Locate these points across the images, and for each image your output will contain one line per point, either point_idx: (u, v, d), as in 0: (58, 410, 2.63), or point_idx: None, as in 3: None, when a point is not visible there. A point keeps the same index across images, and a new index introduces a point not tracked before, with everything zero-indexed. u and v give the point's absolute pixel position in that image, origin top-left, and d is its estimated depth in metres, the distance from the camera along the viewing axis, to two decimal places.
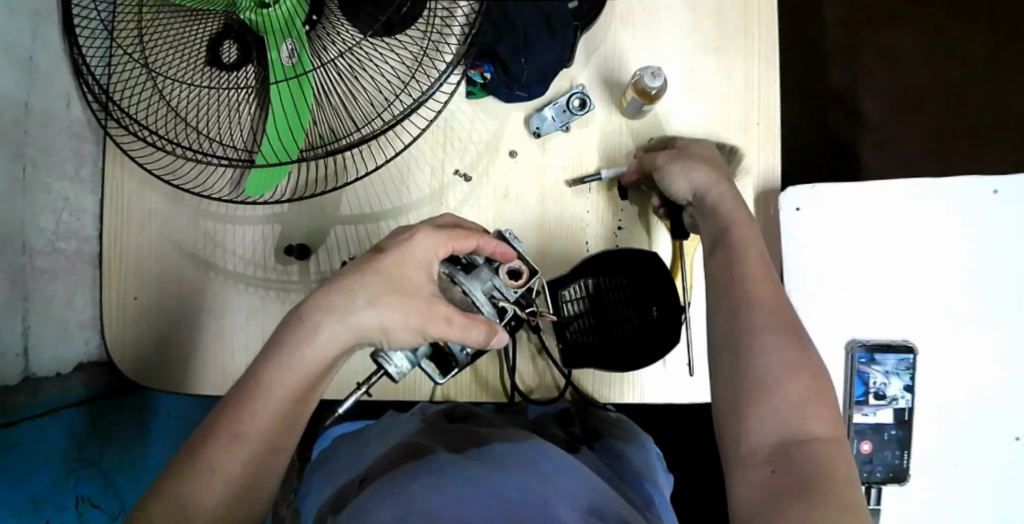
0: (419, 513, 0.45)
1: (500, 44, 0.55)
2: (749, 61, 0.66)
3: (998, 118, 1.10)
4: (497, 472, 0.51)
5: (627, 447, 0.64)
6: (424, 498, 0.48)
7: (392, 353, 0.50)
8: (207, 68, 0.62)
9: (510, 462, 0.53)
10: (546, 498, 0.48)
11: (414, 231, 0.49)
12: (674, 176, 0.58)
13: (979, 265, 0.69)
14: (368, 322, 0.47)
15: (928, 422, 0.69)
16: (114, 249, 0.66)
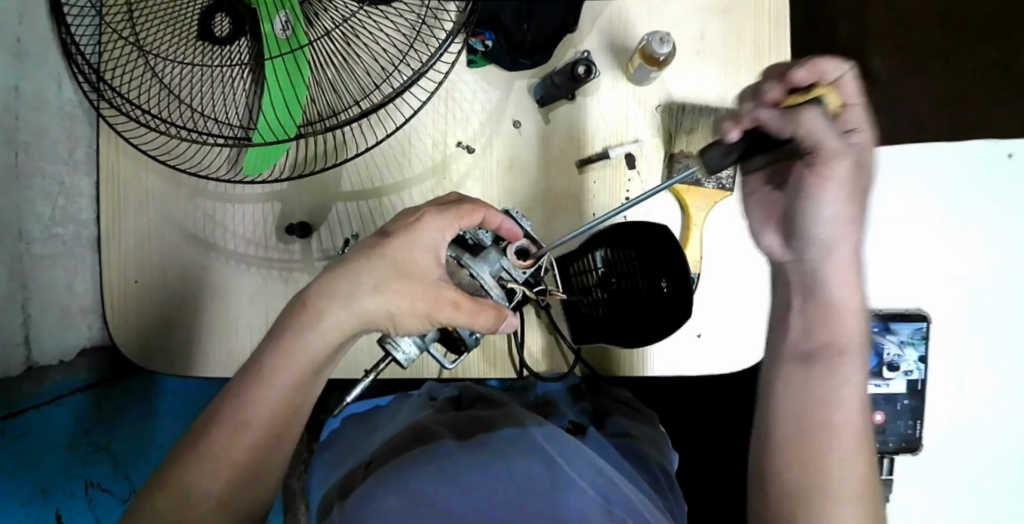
0: (431, 507, 0.47)
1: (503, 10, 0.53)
2: (761, 25, 0.63)
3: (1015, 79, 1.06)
4: (503, 460, 0.51)
5: (633, 424, 0.67)
6: (433, 491, 0.48)
7: (400, 337, 0.48)
8: (198, 43, 0.59)
9: (514, 450, 0.52)
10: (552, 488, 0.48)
11: (418, 212, 0.48)
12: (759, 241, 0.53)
13: (995, 231, 0.67)
14: (374, 310, 0.46)
15: (941, 392, 0.68)
16: (111, 231, 0.64)
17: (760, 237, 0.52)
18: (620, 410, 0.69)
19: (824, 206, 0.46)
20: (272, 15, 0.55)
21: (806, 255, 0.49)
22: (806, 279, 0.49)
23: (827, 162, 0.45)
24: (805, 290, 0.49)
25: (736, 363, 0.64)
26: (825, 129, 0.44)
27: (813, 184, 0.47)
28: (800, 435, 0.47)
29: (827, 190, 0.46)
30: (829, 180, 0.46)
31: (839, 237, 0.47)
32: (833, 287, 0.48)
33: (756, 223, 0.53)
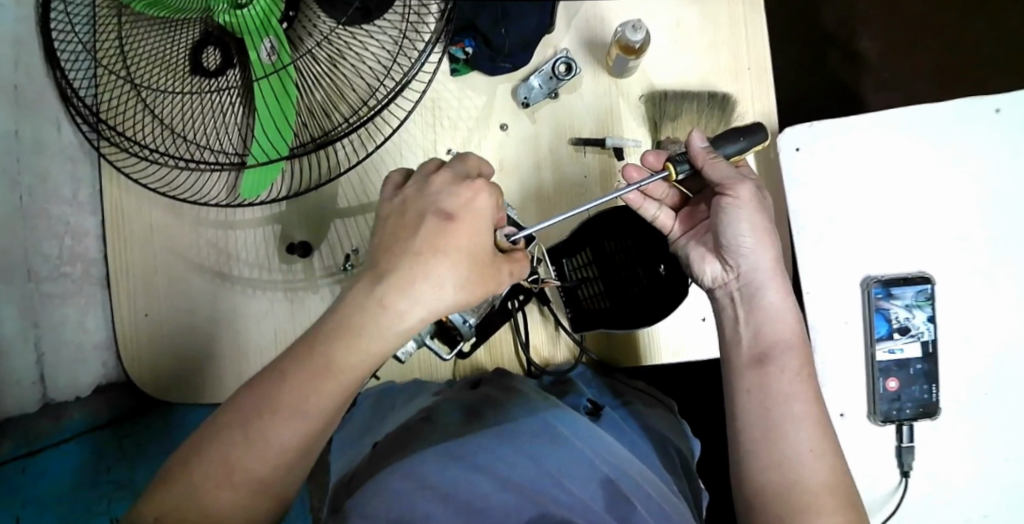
0: (434, 488, 0.47)
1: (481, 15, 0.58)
2: (734, 8, 0.64)
3: (1002, 48, 1.07)
4: (510, 443, 0.52)
5: (653, 413, 0.63)
6: (436, 472, 0.49)
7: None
8: (190, 76, 0.63)
9: (523, 432, 0.53)
10: (554, 475, 0.49)
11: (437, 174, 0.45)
12: (698, 267, 0.57)
13: (992, 189, 0.64)
14: (396, 316, 0.43)
15: (955, 357, 0.64)
16: (120, 268, 0.66)
17: (701, 267, 0.57)
18: (637, 396, 0.65)
19: (743, 228, 0.52)
20: (257, 43, 0.58)
21: (742, 267, 0.54)
22: (747, 291, 0.54)
23: (732, 187, 0.52)
24: (748, 300, 0.54)
25: None
26: (727, 168, 0.53)
27: (729, 204, 0.52)
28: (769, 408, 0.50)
29: (745, 207, 0.52)
30: (740, 202, 0.52)
31: (761, 246, 0.53)
32: (769, 289, 0.53)
33: (695, 257, 0.57)
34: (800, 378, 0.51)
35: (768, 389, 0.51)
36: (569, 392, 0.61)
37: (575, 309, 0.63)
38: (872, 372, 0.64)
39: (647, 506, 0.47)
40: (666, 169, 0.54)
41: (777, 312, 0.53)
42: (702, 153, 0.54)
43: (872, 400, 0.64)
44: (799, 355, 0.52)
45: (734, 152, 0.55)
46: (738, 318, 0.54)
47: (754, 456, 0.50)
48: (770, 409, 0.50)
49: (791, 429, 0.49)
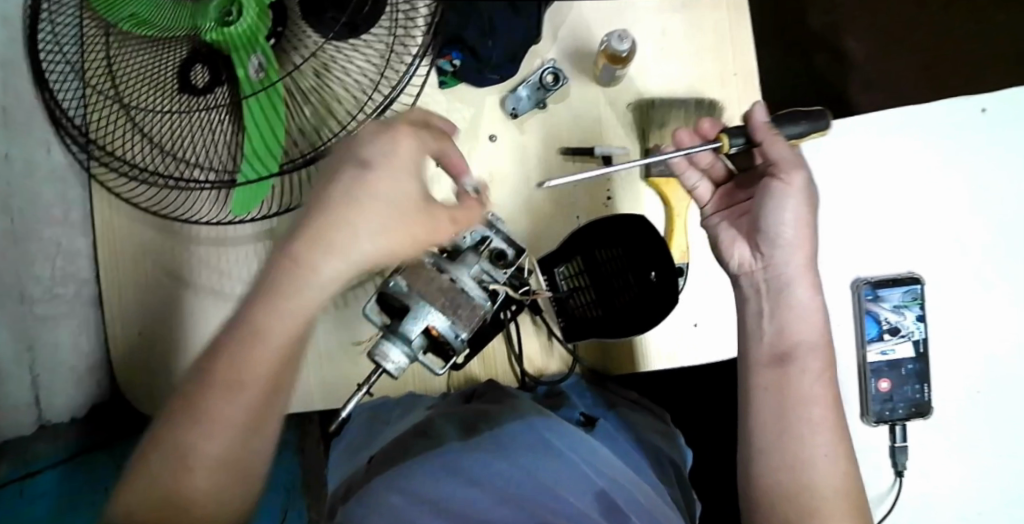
0: (436, 503, 0.50)
1: (468, 27, 0.58)
2: (719, 14, 0.65)
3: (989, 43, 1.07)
4: (509, 455, 0.53)
5: (642, 424, 0.66)
6: (434, 483, 0.52)
7: (403, 285, 0.47)
8: (178, 93, 0.63)
9: (521, 444, 0.54)
10: (552, 489, 0.51)
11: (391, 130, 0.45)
12: (730, 250, 0.56)
13: (976, 189, 0.65)
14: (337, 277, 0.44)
15: (947, 356, 0.65)
16: (111, 289, 0.66)
17: (729, 249, 0.56)
18: (626, 406, 0.68)
19: (787, 217, 0.52)
20: (246, 59, 0.58)
21: (773, 257, 0.53)
22: (774, 283, 0.53)
23: (786, 171, 0.50)
24: (774, 293, 0.53)
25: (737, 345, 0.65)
26: (787, 148, 0.51)
27: (780, 189, 0.51)
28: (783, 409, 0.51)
29: (795, 193, 0.50)
30: (791, 188, 0.51)
31: (800, 239, 0.52)
32: (796, 287, 0.53)
33: (725, 237, 0.57)
34: (823, 379, 0.51)
35: (787, 389, 0.51)
36: (563, 406, 0.65)
37: (567, 318, 0.64)
38: (864, 374, 0.64)
39: (640, 517, 0.49)
40: (718, 141, 0.51)
41: (805, 310, 0.52)
42: (764, 128, 0.51)
43: (864, 402, 0.64)
44: (822, 356, 0.52)
45: (794, 135, 0.53)
46: (763, 314, 0.54)
47: (767, 456, 0.51)
48: (788, 410, 0.51)
49: (806, 430, 0.50)
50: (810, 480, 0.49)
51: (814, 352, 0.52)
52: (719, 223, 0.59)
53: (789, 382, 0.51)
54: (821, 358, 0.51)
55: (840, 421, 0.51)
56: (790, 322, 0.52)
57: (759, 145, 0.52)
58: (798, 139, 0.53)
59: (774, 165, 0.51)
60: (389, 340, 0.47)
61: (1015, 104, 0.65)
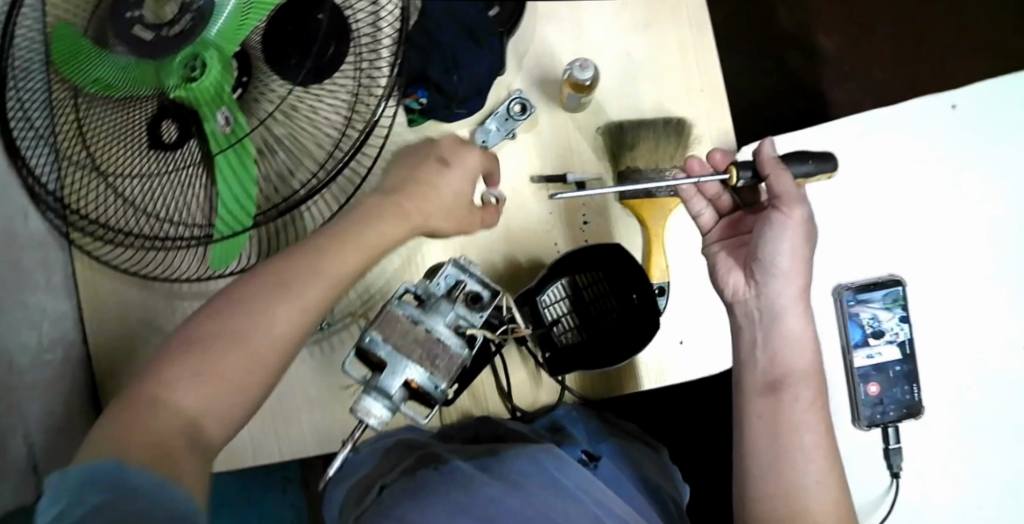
0: None
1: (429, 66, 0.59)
2: (681, 31, 0.65)
3: (956, 29, 1.08)
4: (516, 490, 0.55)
5: (638, 454, 0.70)
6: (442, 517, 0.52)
7: (379, 338, 0.48)
8: (150, 151, 0.62)
9: (531, 481, 0.56)
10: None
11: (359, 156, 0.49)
12: (725, 276, 0.56)
13: (951, 186, 0.65)
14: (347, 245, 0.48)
15: (932, 355, 0.65)
16: (99, 350, 0.67)
17: (724, 277, 0.56)
18: (622, 436, 0.72)
19: (782, 247, 0.52)
20: (212, 113, 0.58)
21: (768, 287, 0.53)
22: (767, 312, 0.53)
23: (787, 204, 0.51)
24: (766, 322, 0.54)
25: (723, 360, 0.65)
26: (791, 182, 0.51)
27: (779, 220, 0.51)
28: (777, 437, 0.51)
29: (793, 224, 0.51)
30: (790, 221, 0.51)
31: (794, 272, 0.52)
32: (792, 320, 0.53)
33: (721, 265, 0.57)
34: (815, 408, 0.52)
35: (780, 419, 0.52)
36: (564, 442, 0.65)
37: (553, 351, 0.63)
38: (853, 378, 0.64)
39: None
40: (727, 172, 0.54)
41: (796, 340, 0.53)
42: (770, 163, 0.52)
43: (855, 406, 0.64)
44: (813, 384, 0.53)
45: (801, 173, 0.54)
46: (756, 341, 0.54)
47: (761, 478, 0.51)
48: (780, 435, 0.51)
49: (799, 460, 0.50)
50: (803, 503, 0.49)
51: (805, 382, 0.52)
52: (717, 252, 0.58)
53: (780, 412, 0.52)
54: (814, 389, 0.52)
55: (831, 442, 0.51)
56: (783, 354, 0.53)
57: (766, 179, 0.52)
58: (804, 178, 0.55)
59: (775, 197, 0.51)
60: (368, 394, 0.47)
61: (986, 97, 0.65)
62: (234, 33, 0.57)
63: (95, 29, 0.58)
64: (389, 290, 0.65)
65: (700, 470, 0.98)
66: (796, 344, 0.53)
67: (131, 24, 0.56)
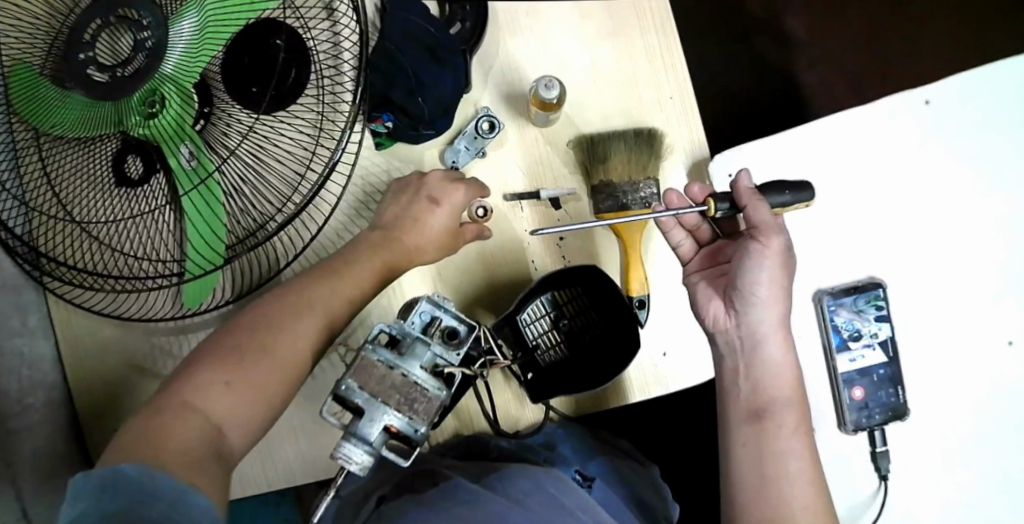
0: None
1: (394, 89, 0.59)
2: (646, 38, 0.65)
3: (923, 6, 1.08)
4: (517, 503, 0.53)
5: (629, 467, 0.71)
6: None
7: (355, 386, 0.47)
8: (114, 189, 0.60)
9: (532, 497, 0.55)
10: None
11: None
12: (704, 305, 0.57)
13: (925, 182, 0.65)
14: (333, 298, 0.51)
15: (916, 353, 0.65)
16: (81, 389, 0.66)
17: (705, 307, 0.57)
18: (615, 451, 0.74)
19: (762, 277, 0.52)
20: (175, 150, 0.56)
21: (747, 317, 0.54)
22: (748, 341, 0.54)
23: (766, 235, 0.52)
24: (747, 351, 0.55)
25: (708, 368, 0.64)
26: (768, 211, 0.52)
27: (757, 250, 0.52)
28: (763, 464, 0.52)
29: (772, 255, 0.52)
30: (768, 251, 0.52)
31: (772, 301, 0.53)
32: (771, 346, 0.54)
33: (701, 295, 0.58)
34: (799, 435, 0.53)
35: (765, 447, 0.52)
36: (558, 462, 0.67)
37: (535, 372, 0.61)
38: (838, 383, 0.64)
39: None
40: (705, 205, 0.54)
41: (776, 366, 0.54)
42: (747, 193, 0.53)
43: (840, 411, 0.64)
44: (797, 410, 0.53)
45: (779, 204, 0.55)
46: (739, 370, 0.55)
47: (755, 497, 0.51)
48: (766, 463, 0.52)
49: (785, 485, 0.51)
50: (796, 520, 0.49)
51: (788, 408, 0.53)
52: (697, 282, 0.59)
53: (763, 439, 0.52)
54: (797, 414, 0.53)
55: (815, 462, 0.52)
56: (762, 380, 0.54)
57: (743, 209, 0.53)
58: (781, 209, 0.56)
59: (753, 227, 0.53)
60: (348, 442, 0.46)
61: (955, 93, 0.66)
62: (191, 66, 0.53)
63: (51, 68, 0.54)
64: (367, 317, 0.63)
65: (691, 457, 0.99)
66: (777, 374, 0.54)
67: (85, 66, 0.54)
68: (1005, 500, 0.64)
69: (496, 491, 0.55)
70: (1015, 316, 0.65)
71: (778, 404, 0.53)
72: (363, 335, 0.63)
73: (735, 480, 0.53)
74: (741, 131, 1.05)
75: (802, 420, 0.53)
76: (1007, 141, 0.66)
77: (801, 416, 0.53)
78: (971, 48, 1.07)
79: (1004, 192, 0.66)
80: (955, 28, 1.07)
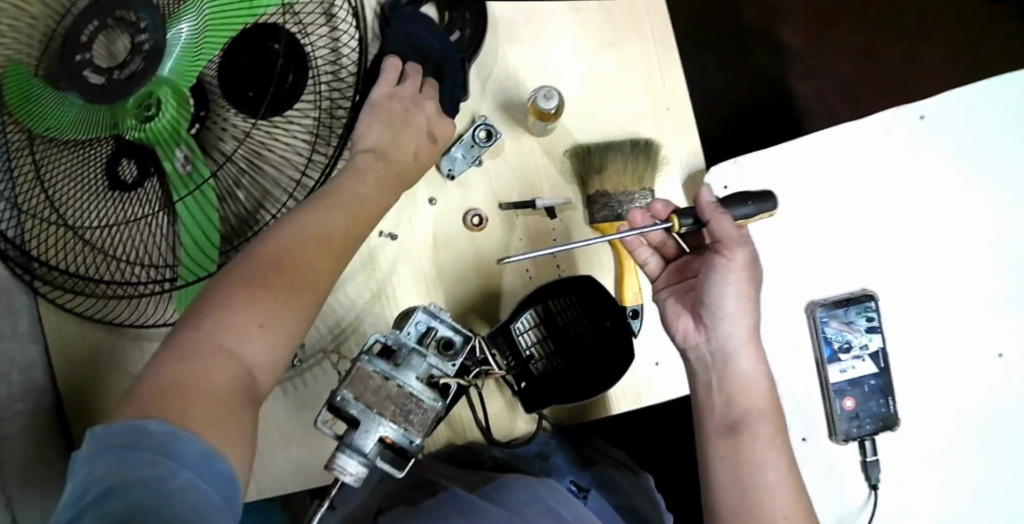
0: None
1: None
2: (644, 50, 0.65)
3: (917, 20, 1.10)
4: (512, 516, 0.53)
5: (621, 477, 0.71)
6: None
7: (351, 397, 0.47)
8: (108, 193, 0.59)
9: (530, 510, 0.54)
10: None
11: (331, 197, 0.49)
12: (675, 320, 0.57)
13: (917, 196, 0.66)
14: None
15: (906, 365, 0.66)
16: (71, 394, 0.66)
17: (674, 323, 0.58)
18: (609, 461, 0.73)
19: (729, 291, 0.53)
20: (171, 154, 0.55)
21: (716, 331, 0.55)
22: (719, 355, 0.55)
23: (729, 248, 0.53)
24: (719, 365, 0.55)
25: None
26: (731, 225, 0.53)
27: (722, 265, 0.53)
28: (745, 475, 0.52)
29: (736, 270, 0.53)
30: (733, 265, 0.53)
31: (739, 314, 0.54)
32: (741, 357, 0.54)
33: (670, 310, 0.58)
34: (775, 444, 0.53)
35: (742, 458, 0.53)
36: (554, 472, 0.66)
37: (528, 381, 0.61)
38: (829, 394, 0.64)
39: None
40: (669, 221, 0.54)
41: (748, 378, 0.54)
42: (710, 207, 0.53)
43: (831, 421, 0.65)
44: (772, 421, 0.54)
45: (742, 216, 0.55)
46: (712, 385, 0.55)
47: (735, 509, 0.52)
48: (746, 474, 0.52)
49: (765, 495, 0.51)
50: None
51: (764, 416, 0.54)
52: (665, 298, 0.59)
53: (740, 450, 0.53)
54: (773, 422, 0.54)
55: (794, 471, 0.53)
56: (734, 391, 0.54)
57: (707, 223, 0.53)
58: (744, 220, 0.56)
59: (716, 240, 0.53)
60: (343, 452, 0.46)
61: (948, 109, 0.67)
62: (190, 67, 0.53)
63: (45, 69, 0.54)
64: (359, 324, 0.63)
65: (682, 465, 1.00)
66: (748, 382, 0.54)
67: (82, 67, 0.53)
68: (992, 512, 0.65)
69: (493, 500, 0.56)
70: (1003, 330, 0.66)
71: (755, 415, 0.54)
72: (356, 342, 0.63)
73: (719, 489, 0.53)
74: (735, 140, 1.06)
75: (780, 431, 0.54)
76: (998, 157, 0.67)
77: (776, 424, 0.54)
78: (963, 63, 1.09)
79: (993, 207, 0.67)
80: (947, 43, 1.09)
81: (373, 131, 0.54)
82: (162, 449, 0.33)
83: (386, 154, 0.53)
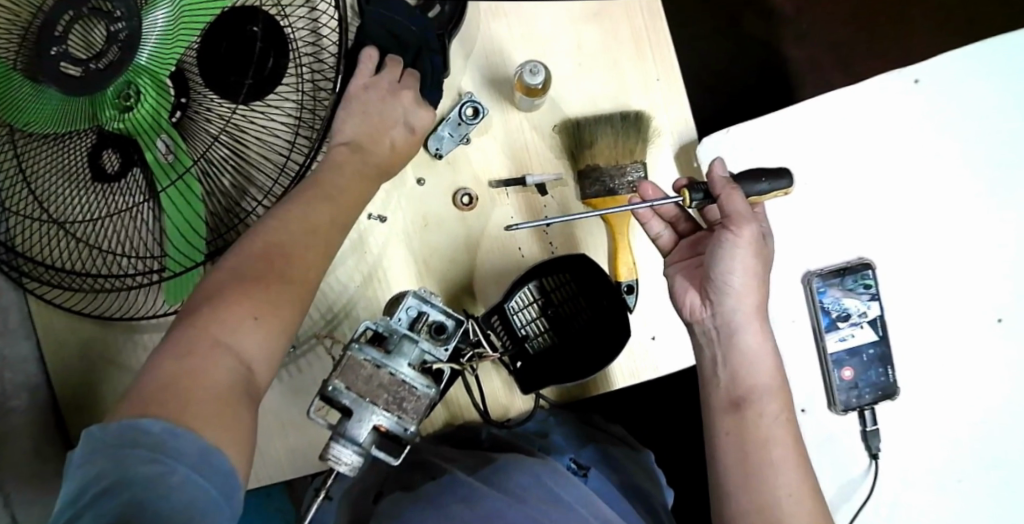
0: None
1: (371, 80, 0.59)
2: (631, 19, 0.64)
3: None
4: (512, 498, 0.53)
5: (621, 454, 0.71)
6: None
7: (343, 387, 0.46)
8: (91, 184, 0.58)
9: (531, 492, 0.54)
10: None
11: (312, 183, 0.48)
12: (682, 293, 0.57)
13: (914, 161, 0.65)
14: None
15: (905, 332, 0.65)
16: (64, 389, 0.65)
17: (682, 297, 0.57)
18: (608, 438, 0.73)
19: (735, 266, 0.53)
20: (151, 142, 0.55)
21: (723, 307, 0.54)
22: (724, 330, 0.54)
23: (737, 225, 0.51)
24: (724, 340, 0.55)
25: None
26: (741, 201, 0.52)
27: (729, 240, 0.52)
28: (749, 450, 0.51)
29: (742, 245, 0.52)
30: (740, 240, 0.52)
31: (746, 289, 0.53)
32: (747, 333, 0.54)
33: (679, 285, 0.58)
34: (779, 420, 0.52)
35: (749, 433, 0.52)
36: (552, 450, 0.67)
37: (525, 361, 0.60)
38: (828, 365, 0.64)
39: None
40: (681, 195, 0.54)
41: (754, 353, 0.54)
42: (722, 183, 0.53)
43: (829, 392, 0.64)
44: (778, 398, 0.53)
45: (756, 192, 0.55)
46: (716, 359, 0.55)
47: (740, 484, 0.51)
48: (751, 449, 0.51)
49: (770, 469, 0.50)
50: (779, 506, 0.49)
51: (770, 390, 0.53)
52: (675, 273, 0.59)
53: (747, 424, 0.52)
54: (779, 398, 0.53)
55: (800, 444, 0.52)
56: (739, 368, 0.54)
57: (717, 198, 0.53)
58: (760, 197, 0.56)
59: (725, 217, 0.52)
60: (338, 443, 0.45)
61: (943, 71, 0.65)
62: (167, 56, 0.52)
63: (24, 63, 0.52)
64: (352, 308, 0.62)
65: (682, 441, 1.00)
66: (755, 357, 0.54)
67: (58, 61, 0.52)
68: (995, 478, 0.65)
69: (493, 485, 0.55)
70: (1003, 294, 0.65)
71: (762, 390, 0.53)
72: (349, 327, 0.62)
73: (722, 465, 0.53)
74: (728, 111, 1.04)
75: (785, 404, 0.53)
76: (996, 118, 0.66)
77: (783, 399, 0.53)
78: (957, 25, 1.07)
79: (991, 169, 0.66)
80: (940, 6, 1.07)
81: (352, 121, 0.54)
82: (158, 445, 0.33)
83: (363, 148, 0.54)
